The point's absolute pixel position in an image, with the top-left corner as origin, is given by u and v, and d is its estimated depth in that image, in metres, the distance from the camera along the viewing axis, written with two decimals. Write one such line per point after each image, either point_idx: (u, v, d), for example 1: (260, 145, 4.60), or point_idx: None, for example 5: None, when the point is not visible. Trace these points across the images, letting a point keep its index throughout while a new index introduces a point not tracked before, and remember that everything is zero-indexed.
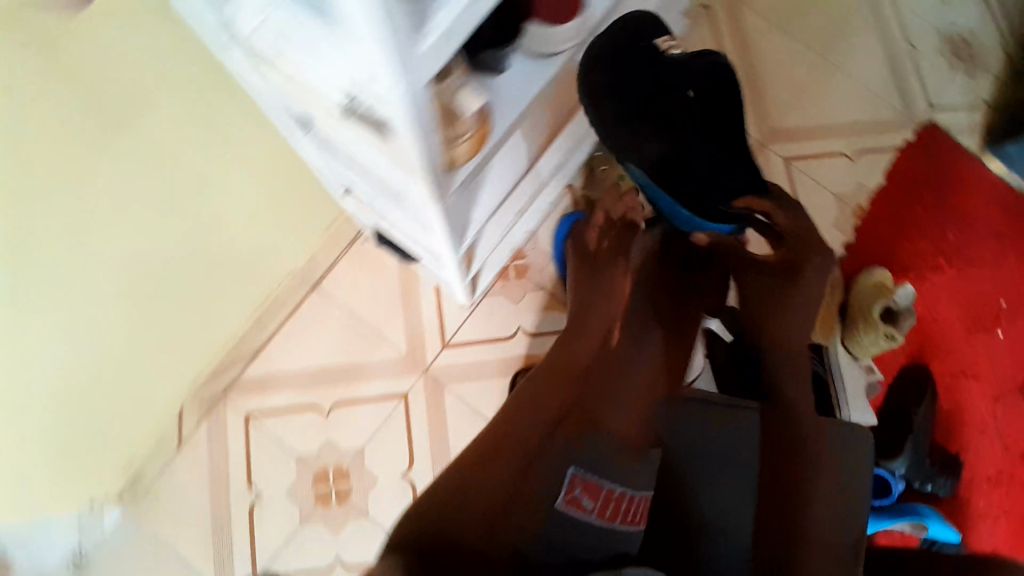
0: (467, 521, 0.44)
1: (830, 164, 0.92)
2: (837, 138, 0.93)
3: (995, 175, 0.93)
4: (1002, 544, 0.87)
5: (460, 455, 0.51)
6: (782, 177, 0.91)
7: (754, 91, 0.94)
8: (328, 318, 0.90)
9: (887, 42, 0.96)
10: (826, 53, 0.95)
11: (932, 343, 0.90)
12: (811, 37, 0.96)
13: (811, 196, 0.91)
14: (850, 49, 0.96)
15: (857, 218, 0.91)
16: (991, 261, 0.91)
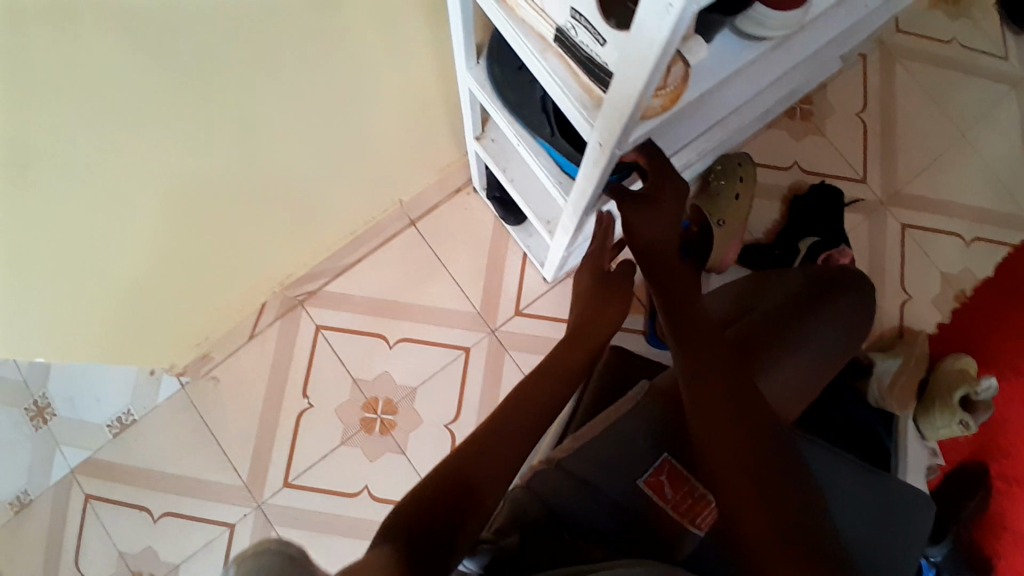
0: (484, 487, 0.49)
1: (942, 244, 0.91)
2: (954, 221, 0.92)
3: None
4: None
5: (468, 432, 0.54)
6: (890, 241, 0.91)
7: (888, 153, 0.93)
8: (411, 255, 0.91)
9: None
10: (968, 137, 0.94)
11: (991, 446, 0.88)
12: (957, 117, 0.95)
13: (915, 265, 0.91)
14: (991, 139, 0.95)
15: (956, 301, 0.90)
16: None
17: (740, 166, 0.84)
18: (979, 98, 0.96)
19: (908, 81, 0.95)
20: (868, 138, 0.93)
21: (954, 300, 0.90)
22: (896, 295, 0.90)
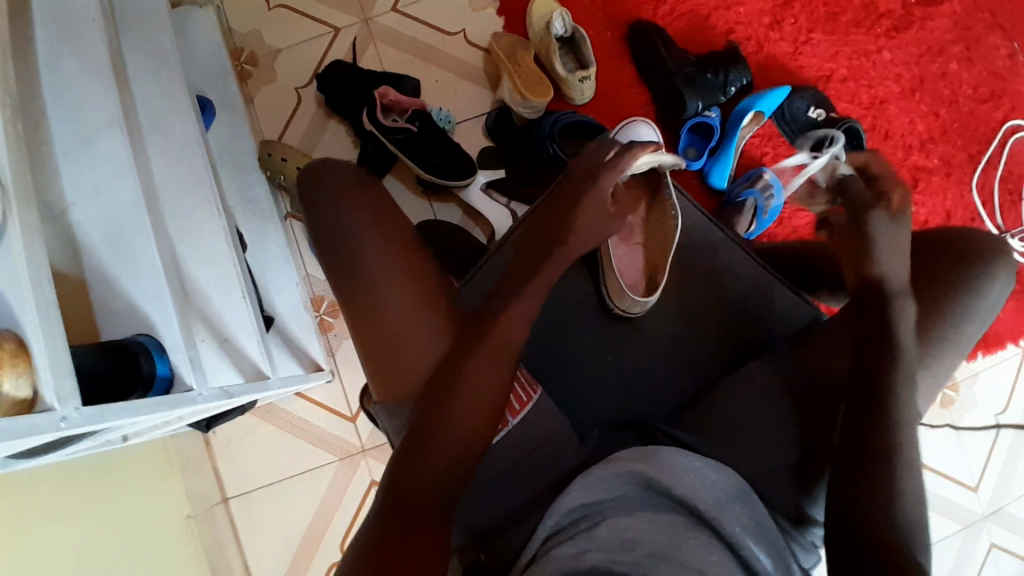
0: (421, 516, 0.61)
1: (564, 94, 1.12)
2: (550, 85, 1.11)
3: (613, 18, 1.19)
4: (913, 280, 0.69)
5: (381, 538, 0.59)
6: (522, 109, 1.09)
7: (483, 100, 1.17)
8: None
9: None
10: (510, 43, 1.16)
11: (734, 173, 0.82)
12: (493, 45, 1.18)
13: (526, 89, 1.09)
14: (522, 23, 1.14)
15: (574, 95, 1.11)
16: (696, 84, 1.11)
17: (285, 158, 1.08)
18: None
19: (446, 59, 1.18)
20: (437, 100, 1.17)
21: (568, 94, 1.12)
22: (476, 131, 1.16)
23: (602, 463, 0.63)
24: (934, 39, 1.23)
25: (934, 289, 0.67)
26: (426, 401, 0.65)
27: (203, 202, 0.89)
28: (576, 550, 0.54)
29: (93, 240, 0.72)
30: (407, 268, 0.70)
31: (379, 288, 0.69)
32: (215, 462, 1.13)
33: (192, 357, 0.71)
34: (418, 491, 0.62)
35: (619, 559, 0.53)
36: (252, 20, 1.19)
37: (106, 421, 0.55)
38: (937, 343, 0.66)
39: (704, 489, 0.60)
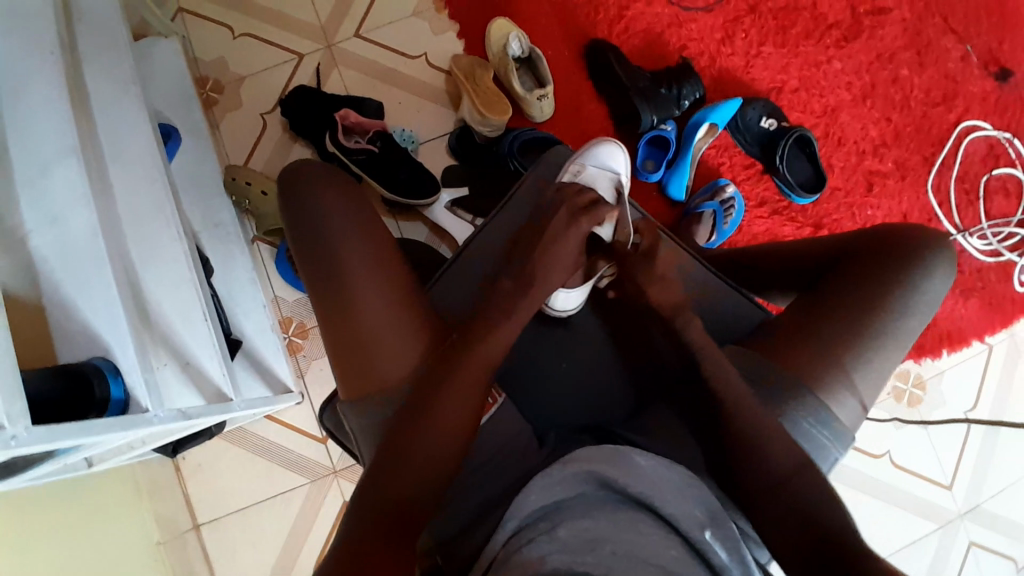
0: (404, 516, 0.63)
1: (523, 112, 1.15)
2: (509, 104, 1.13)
3: (571, 38, 1.22)
4: (854, 282, 0.71)
5: (364, 543, 0.61)
6: (482, 127, 1.12)
7: (446, 119, 1.20)
8: None
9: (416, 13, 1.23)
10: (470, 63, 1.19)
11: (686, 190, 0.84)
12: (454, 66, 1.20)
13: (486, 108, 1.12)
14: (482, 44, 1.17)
15: (534, 112, 1.14)
16: (651, 98, 1.14)
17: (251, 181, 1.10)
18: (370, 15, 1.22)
19: (408, 81, 1.21)
20: (401, 121, 1.19)
21: (527, 112, 1.15)
22: (440, 150, 1.18)
23: (559, 466, 0.63)
24: (883, 47, 1.28)
25: (874, 287, 0.69)
26: (406, 408, 0.67)
27: (165, 229, 0.90)
28: (540, 553, 0.53)
29: (49, 265, 0.73)
30: (388, 275, 0.72)
31: (361, 293, 0.70)
32: (186, 490, 1.12)
33: (147, 378, 0.72)
34: (399, 493, 0.64)
35: (582, 560, 0.52)
36: (216, 49, 1.21)
37: (57, 441, 0.55)
38: (880, 337, 0.69)
39: (656, 486, 0.60)
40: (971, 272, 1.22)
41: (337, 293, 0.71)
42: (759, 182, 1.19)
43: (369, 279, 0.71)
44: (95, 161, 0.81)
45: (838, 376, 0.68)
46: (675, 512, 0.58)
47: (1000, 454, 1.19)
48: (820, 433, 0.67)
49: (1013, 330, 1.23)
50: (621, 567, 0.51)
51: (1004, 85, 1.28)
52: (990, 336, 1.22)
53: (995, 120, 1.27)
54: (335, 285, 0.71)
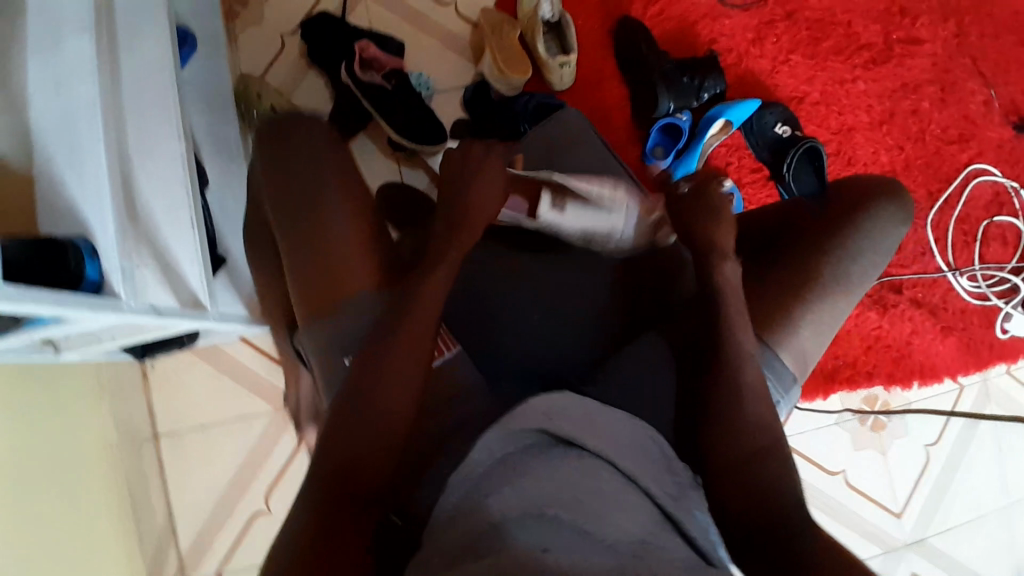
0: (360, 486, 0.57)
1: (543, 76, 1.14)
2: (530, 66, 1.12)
3: (603, 12, 1.21)
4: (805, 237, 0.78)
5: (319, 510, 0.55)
6: (500, 85, 1.11)
7: (465, 72, 1.19)
8: None
9: None
10: None
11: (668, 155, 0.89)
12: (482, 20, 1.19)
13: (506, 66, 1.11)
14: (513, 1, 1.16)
15: (553, 79, 1.13)
16: (672, 85, 1.13)
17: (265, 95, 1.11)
18: None
19: (434, 26, 1.19)
20: (420, 65, 1.18)
21: (547, 77, 1.14)
22: (455, 102, 1.18)
23: (521, 413, 0.60)
24: (909, 76, 1.27)
25: (813, 238, 0.77)
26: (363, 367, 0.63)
27: (166, 126, 0.89)
28: (507, 497, 0.52)
29: (47, 138, 0.72)
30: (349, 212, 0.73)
31: (318, 224, 0.71)
32: (149, 399, 1.13)
33: (124, 267, 0.72)
34: (356, 463, 0.58)
35: (546, 507, 0.51)
36: None
37: (27, 305, 0.55)
38: (822, 287, 0.75)
39: (612, 443, 0.60)
40: (955, 312, 1.23)
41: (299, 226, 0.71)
42: (764, 187, 1.19)
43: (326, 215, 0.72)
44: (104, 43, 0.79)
45: (790, 324, 0.73)
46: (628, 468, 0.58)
47: (950, 491, 1.22)
48: (768, 378, 0.72)
49: (986, 374, 1.24)
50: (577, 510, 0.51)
51: (1022, 134, 1.28)
52: (963, 377, 1.23)
53: (1006, 168, 1.28)
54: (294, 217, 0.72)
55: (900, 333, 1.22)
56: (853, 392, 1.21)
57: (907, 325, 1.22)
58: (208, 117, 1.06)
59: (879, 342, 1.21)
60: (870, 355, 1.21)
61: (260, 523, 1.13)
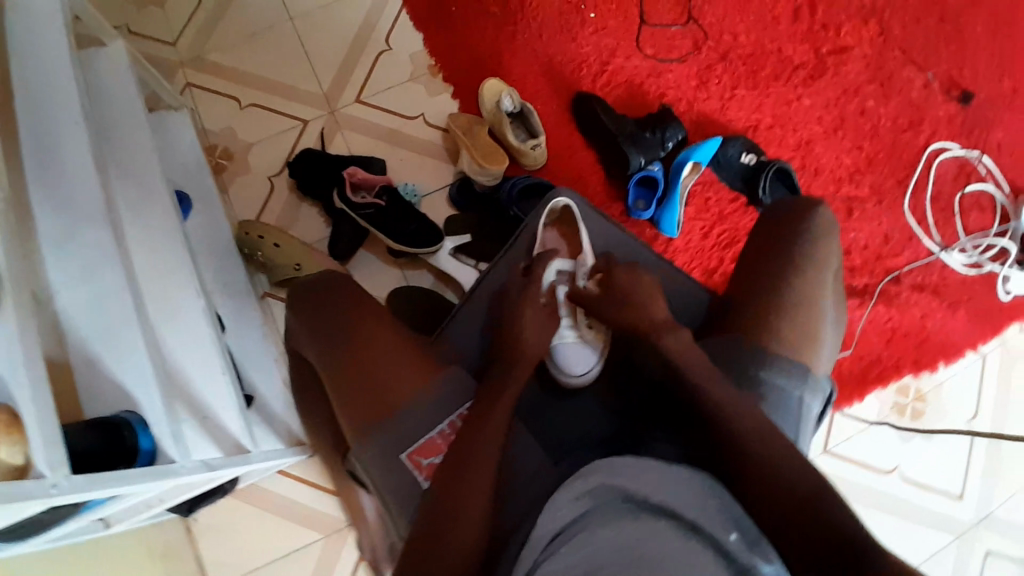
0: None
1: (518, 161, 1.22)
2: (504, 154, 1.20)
3: (557, 91, 1.31)
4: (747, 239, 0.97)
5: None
6: (480, 177, 1.18)
7: (445, 171, 1.27)
8: None
9: (413, 77, 1.31)
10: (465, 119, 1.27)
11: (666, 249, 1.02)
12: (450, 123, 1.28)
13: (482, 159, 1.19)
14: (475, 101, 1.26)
15: (528, 161, 1.21)
16: (637, 141, 1.21)
17: (263, 234, 1.15)
18: (369, 80, 1.31)
19: (408, 138, 1.28)
20: (402, 175, 1.26)
21: (522, 160, 1.22)
22: (441, 200, 1.25)
23: (566, 486, 0.67)
24: (848, 82, 1.37)
25: (774, 279, 0.87)
26: (442, 485, 0.69)
27: (183, 288, 0.93)
28: (564, 567, 0.58)
29: (78, 323, 0.76)
30: (384, 344, 0.87)
31: (359, 356, 0.86)
32: (199, 554, 1.11)
33: (175, 430, 0.74)
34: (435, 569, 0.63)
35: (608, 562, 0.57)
36: (225, 120, 1.28)
37: (95, 491, 0.56)
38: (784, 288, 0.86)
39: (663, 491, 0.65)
40: (957, 286, 1.27)
41: (342, 361, 0.86)
42: (745, 213, 1.25)
43: (369, 345, 0.86)
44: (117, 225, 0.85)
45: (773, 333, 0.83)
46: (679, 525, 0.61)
47: (1008, 461, 1.21)
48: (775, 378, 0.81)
49: (1005, 337, 1.27)
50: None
51: (965, 109, 1.37)
52: (983, 345, 1.26)
53: (963, 140, 1.36)
54: (338, 361, 0.86)
55: (913, 319, 1.25)
56: (885, 387, 1.22)
57: (916, 309, 1.25)
58: (215, 266, 1.11)
59: (896, 333, 1.24)
60: (891, 347, 1.23)
61: None
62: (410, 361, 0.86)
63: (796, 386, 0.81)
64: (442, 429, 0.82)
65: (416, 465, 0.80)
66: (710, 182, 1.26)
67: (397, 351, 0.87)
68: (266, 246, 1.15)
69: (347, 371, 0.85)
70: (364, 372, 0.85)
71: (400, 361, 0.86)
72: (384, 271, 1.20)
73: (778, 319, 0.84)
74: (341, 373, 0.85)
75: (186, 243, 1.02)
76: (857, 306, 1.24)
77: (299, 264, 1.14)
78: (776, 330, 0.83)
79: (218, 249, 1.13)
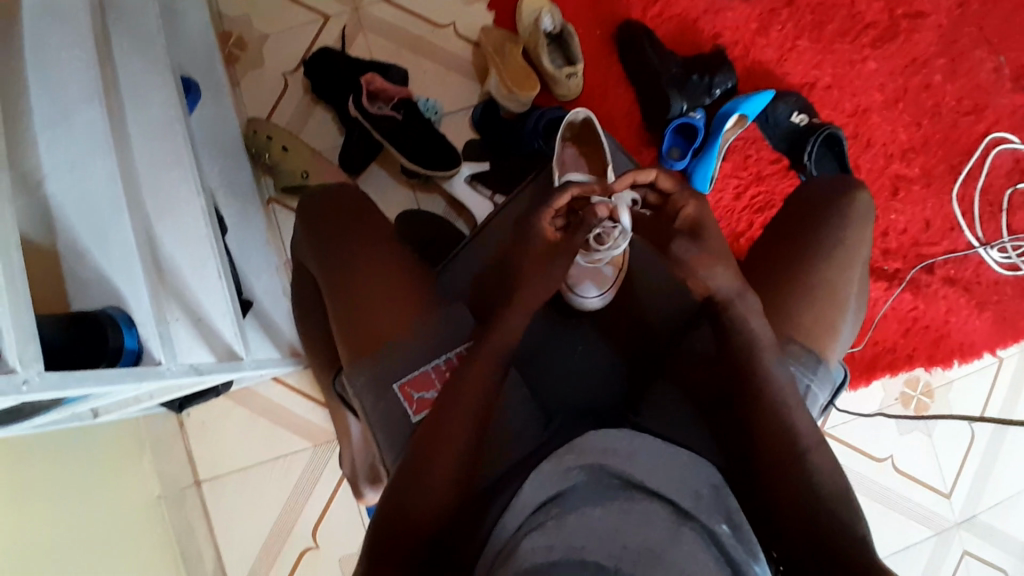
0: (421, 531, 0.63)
1: (550, 89, 1.13)
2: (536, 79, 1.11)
3: (604, 17, 1.19)
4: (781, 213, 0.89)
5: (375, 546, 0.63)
6: (508, 103, 1.10)
7: (471, 91, 1.18)
8: None
9: None
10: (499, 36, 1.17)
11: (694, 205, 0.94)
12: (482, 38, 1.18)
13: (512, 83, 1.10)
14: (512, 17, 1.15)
15: (561, 91, 1.12)
16: (681, 84, 1.12)
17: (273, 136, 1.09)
18: None
19: (435, 50, 1.18)
20: (425, 90, 1.17)
21: (555, 89, 1.13)
22: (464, 122, 1.17)
23: (553, 458, 0.66)
24: (918, 51, 1.25)
25: (808, 262, 0.81)
26: (425, 438, 0.68)
27: (182, 184, 0.88)
28: (545, 543, 0.57)
29: (66, 210, 0.71)
30: (383, 267, 0.83)
31: (358, 276, 0.82)
32: (189, 447, 1.12)
33: (161, 332, 0.71)
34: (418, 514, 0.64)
35: (585, 548, 0.56)
36: (241, 5, 1.18)
37: (69, 389, 0.54)
38: (817, 274, 0.80)
39: (650, 472, 0.64)
40: (990, 285, 1.21)
41: (340, 280, 0.82)
42: (784, 177, 1.17)
43: (370, 266, 0.82)
44: (115, 110, 0.79)
45: (791, 320, 0.78)
46: (663, 513, 0.60)
47: (1003, 468, 1.18)
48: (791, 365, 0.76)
49: None
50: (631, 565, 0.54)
51: None
52: (1002, 349, 1.20)
53: None
54: (336, 278, 0.82)
55: (937, 312, 1.19)
56: (894, 377, 1.19)
57: (942, 302, 1.19)
58: (222, 164, 1.06)
59: (916, 323, 1.19)
60: (909, 337, 1.19)
61: (310, 559, 1.11)
62: (410, 288, 0.82)
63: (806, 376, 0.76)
64: (438, 363, 0.79)
65: (407, 398, 0.77)
66: (753, 140, 1.17)
67: (397, 274, 0.83)
68: (274, 148, 1.09)
69: (345, 288, 0.81)
70: (360, 293, 0.81)
71: (399, 286, 0.82)
72: (395, 190, 1.15)
73: (799, 306, 0.79)
74: (342, 289, 0.82)
75: (190, 136, 0.96)
76: (883, 291, 1.18)
77: (307, 172, 1.08)
78: (795, 317, 0.78)
79: (224, 146, 1.07)
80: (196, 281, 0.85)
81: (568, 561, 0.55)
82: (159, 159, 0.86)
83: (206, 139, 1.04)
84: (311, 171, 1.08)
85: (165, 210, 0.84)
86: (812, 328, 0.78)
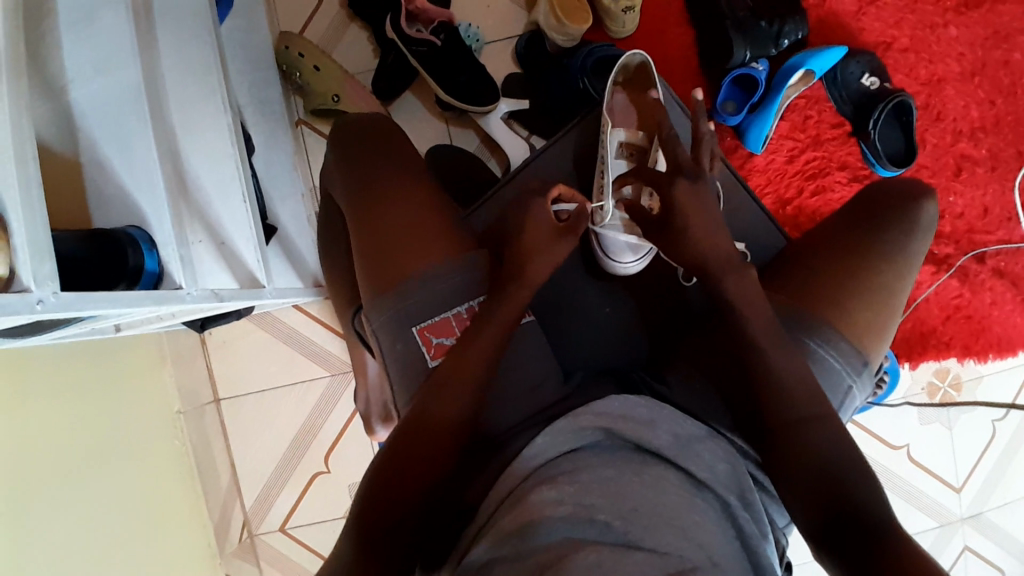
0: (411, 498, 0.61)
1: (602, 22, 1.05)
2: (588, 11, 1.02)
3: None
4: None
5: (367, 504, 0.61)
6: (555, 35, 1.02)
7: (516, 19, 1.09)
8: None
9: None
10: None
11: None
12: None
13: None
14: None
15: (614, 26, 1.04)
16: (747, 31, 1.03)
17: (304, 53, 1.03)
18: None
19: None
20: (467, 14, 1.09)
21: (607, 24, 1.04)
22: (506, 54, 1.09)
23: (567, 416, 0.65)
24: (1000, 23, 1.13)
25: (865, 258, 0.78)
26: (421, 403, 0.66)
27: (209, 97, 0.84)
28: (555, 495, 0.54)
29: (90, 120, 0.68)
30: (407, 204, 0.79)
31: (383, 212, 0.78)
32: (209, 365, 1.14)
33: (182, 256, 0.70)
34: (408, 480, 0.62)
35: (600, 507, 0.53)
36: None
37: (85, 310, 0.53)
38: (872, 271, 0.77)
39: (673, 449, 0.62)
40: None
41: (365, 214, 0.78)
42: (843, 144, 1.09)
43: (398, 202, 0.79)
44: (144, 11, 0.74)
45: (839, 312, 0.75)
46: (685, 489, 0.58)
47: (1019, 468, 1.16)
48: (831, 354, 0.74)
49: None
50: (652, 533, 0.52)
51: None
52: None
53: None
54: (362, 211, 0.79)
55: (981, 303, 1.14)
56: (922, 366, 1.15)
57: (988, 294, 1.13)
58: (252, 79, 1.01)
59: (958, 311, 1.14)
60: (948, 324, 1.14)
61: (319, 484, 1.14)
62: (432, 229, 0.78)
63: (844, 365, 0.74)
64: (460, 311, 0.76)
65: (425, 342, 0.74)
66: (815, 99, 1.09)
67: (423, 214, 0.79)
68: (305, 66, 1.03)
69: (369, 223, 0.78)
70: (384, 228, 0.78)
71: (426, 226, 0.78)
72: (428, 122, 1.09)
73: (852, 300, 0.76)
74: (366, 225, 0.78)
75: (220, 44, 0.91)
76: (927, 276, 1.13)
77: (338, 95, 1.03)
78: (846, 312, 0.75)
79: (255, 59, 1.02)
80: (222, 202, 0.82)
81: (576, 517, 0.52)
82: (186, 69, 0.82)
83: (237, 51, 0.99)
84: (343, 94, 1.02)
85: (192, 124, 0.80)
86: (860, 323, 0.75)
